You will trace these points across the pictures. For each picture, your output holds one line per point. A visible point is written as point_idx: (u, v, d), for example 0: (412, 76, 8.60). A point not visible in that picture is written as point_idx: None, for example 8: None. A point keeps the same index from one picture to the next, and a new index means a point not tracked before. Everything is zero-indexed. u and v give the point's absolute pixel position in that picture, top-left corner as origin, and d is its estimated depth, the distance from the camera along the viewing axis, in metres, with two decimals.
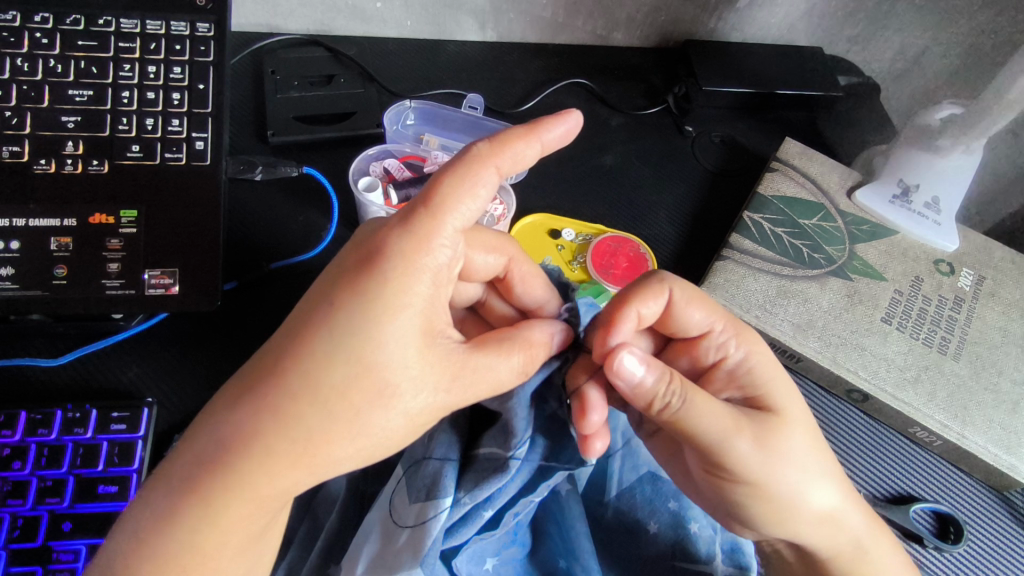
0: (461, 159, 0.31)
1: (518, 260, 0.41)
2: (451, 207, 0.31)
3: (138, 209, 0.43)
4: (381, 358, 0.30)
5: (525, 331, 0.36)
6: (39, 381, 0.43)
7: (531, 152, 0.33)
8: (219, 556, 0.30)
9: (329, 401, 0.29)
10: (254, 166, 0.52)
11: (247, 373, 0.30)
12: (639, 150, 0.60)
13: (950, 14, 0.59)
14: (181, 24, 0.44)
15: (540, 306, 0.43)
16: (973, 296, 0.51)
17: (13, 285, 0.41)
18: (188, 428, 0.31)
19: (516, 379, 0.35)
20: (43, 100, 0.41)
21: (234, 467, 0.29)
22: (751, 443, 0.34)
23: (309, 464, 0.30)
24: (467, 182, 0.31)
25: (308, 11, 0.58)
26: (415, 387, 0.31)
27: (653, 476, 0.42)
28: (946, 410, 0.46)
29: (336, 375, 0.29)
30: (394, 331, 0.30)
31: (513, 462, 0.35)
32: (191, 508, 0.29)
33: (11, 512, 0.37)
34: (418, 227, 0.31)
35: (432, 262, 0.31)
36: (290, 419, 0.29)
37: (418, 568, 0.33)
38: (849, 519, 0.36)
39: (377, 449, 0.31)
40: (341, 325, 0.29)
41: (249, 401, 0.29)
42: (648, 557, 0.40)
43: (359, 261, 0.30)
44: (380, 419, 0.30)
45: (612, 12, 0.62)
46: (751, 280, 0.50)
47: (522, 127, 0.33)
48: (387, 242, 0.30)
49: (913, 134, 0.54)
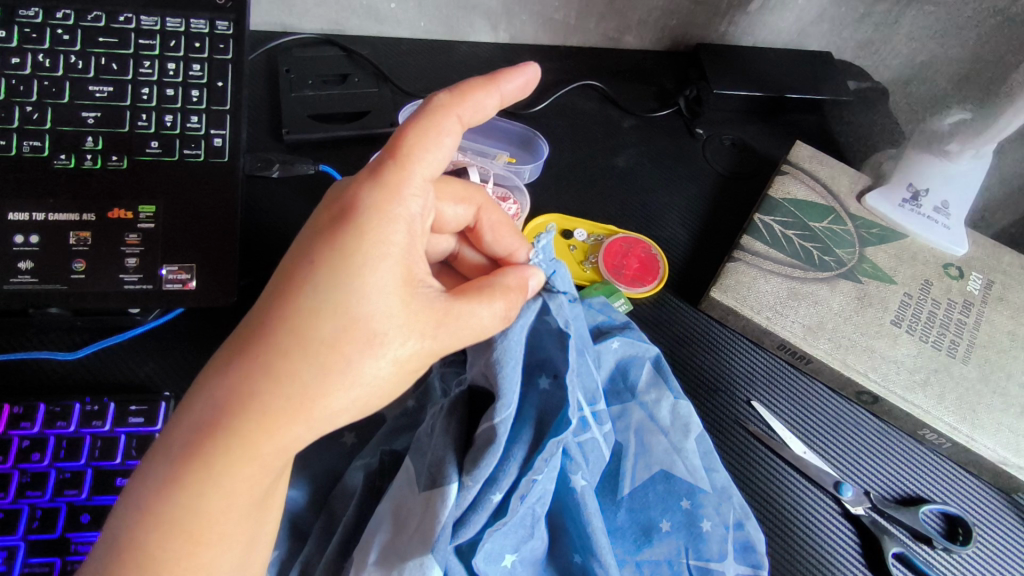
0: (425, 111, 0.34)
1: (487, 208, 0.42)
2: (419, 156, 0.33)
3: (156, 204, 0.43)
4: (366, 309, 0.31)
5: (501, 279, 0.36)
6: (57, 374, 0.43)
7: (491, 101, 0.37)
8: (223, 519, 0.30)
9: (319, 353, 0.30)
10: (271, 163, 0.53)
11: (236, 336, 0.31)
12: (649, 152, 0.61)
13: (958, 21, 0.59)
14: (200, 23, 0.44)
15: (511, 253, 0.43)
16: (982, 301, 0.51)
17: (31, 278, 0.42)
18: (182, 401, 0.31)
19: (499, 326, 0.35)
20: (64, 96, 0.42)
21: (233, 424, 0.29)
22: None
23: (306, 419, 0.30)
24: (432, 132, 0.34)
25: (322, 11, 0.59)
26: (402, 335, 0.32)
27: (666, 475, 0.42)
28: (957, 413, 0.46)
29: (325, 327, 0.30)
30: (376, 282, 0.31)
31: (501, 431, 0.34)
32: (192, 471, 0.29)
33: (30, 504, 0.38)
34: (387, 179, 0.33)
35: (405, 212, 0.33)
36: (283, 374, 0.30)
37: (429, 555, 0.33)
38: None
39: (371, 401, 0.32)
40: (323, 280, 0.31)
41: (241, 360, 0.30)
42: (662, 555, 0.40)
43: (333, 218, 0.33)
44: (370, 368, 0.31)
45: (624, 16, 0.63)
46: (761, 282, 0.50)
47: (482, 79, 0.37)
48: (360, 197, 0.33)
49: (920, 140, 0.55)
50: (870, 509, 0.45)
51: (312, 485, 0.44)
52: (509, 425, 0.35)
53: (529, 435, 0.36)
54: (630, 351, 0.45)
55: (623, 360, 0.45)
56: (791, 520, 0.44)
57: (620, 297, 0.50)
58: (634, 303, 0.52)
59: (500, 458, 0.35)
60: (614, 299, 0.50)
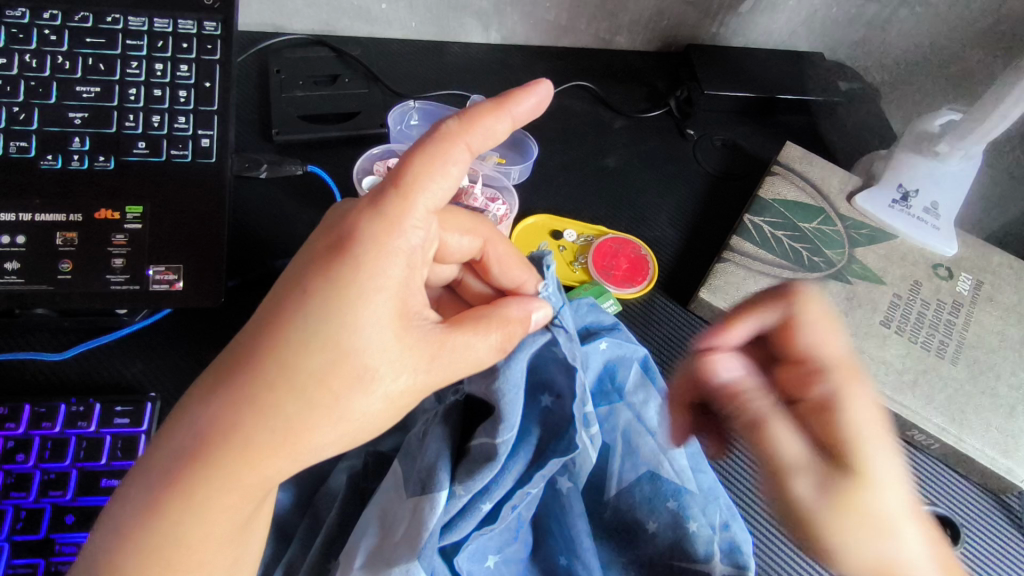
0: (431, 138, 0.32)
1: (494, 241, 0.41)
2: (422, 187, 0.32)
3: (143, 205, 0.43)
4: (358, 344, 0.30)
5: (501, 309, 0.36)
6: (43, 375, 0.43)
7: (502, 126, 0.34)
8: (205, 546, 0.31)
9: (307, 388, 0.30)
10: (259, 164, 0.53)
11: (222, 363, 0.30)
12: (641, 153, 0.61)
13: (949, 21, 0.59)
14: (188, 23, 0.44)
15: (519, 285, 0.41)
16: (971, 302, 0.51)
17: (17, 279, 0.42)
18: (165, 422, 0.31)
19: (495, 357, 0.35)
20: (51, 97, 0.42)
21: (213, 456, 0.29)
22: (817, 484, 0.35)
23: (290, 453, 0.30)
24: (438, 161, 0.32)
25: (313, 11, 0.59)
26: (394, 370, 0.31)
27: (653, 475, 0.42)
28: (945, 413, 0.46)
29: (313, 361, 0.30)
30: (370, 316, 0.30)
31: (502, 450, 0.34)
32: (172, 500, 0.29)
33: (14, 505, 0.38)
34: (388, 209, 0.31)
35: (405, 244, 0.31)
36: (267, 408, 0.29)
37: (415, 561, 0.33)
38: (906, 528, 0.35)
39: (358, 433, 0.32)
40: (314, 312, 0.30)
41: (226, 391, 0.29)
42: (647, 556, 0.41)
43: (329, 246, 0.31)
44: (360, 403, 0.31)
45: (615, 16, 0.63)
46: (750, 282, 0.50)
47: (490, 103, 0.34)
48: (358, 226, 0.31)
49: (910, 140, 0.55)
50: None
51: (299, 487, 0.44)
52: (510, 445, 0.35)
53: (530, 449, 0.36)
54: (618, 353, 0.45)
55: (611, 362, 0.45)
56: (782, 540, 0.44)
57: (609, 297, 0.50)
58: (623, 304, 0.52)
59: (497, 471, 0.35)
60: (603, 300, 0.50)
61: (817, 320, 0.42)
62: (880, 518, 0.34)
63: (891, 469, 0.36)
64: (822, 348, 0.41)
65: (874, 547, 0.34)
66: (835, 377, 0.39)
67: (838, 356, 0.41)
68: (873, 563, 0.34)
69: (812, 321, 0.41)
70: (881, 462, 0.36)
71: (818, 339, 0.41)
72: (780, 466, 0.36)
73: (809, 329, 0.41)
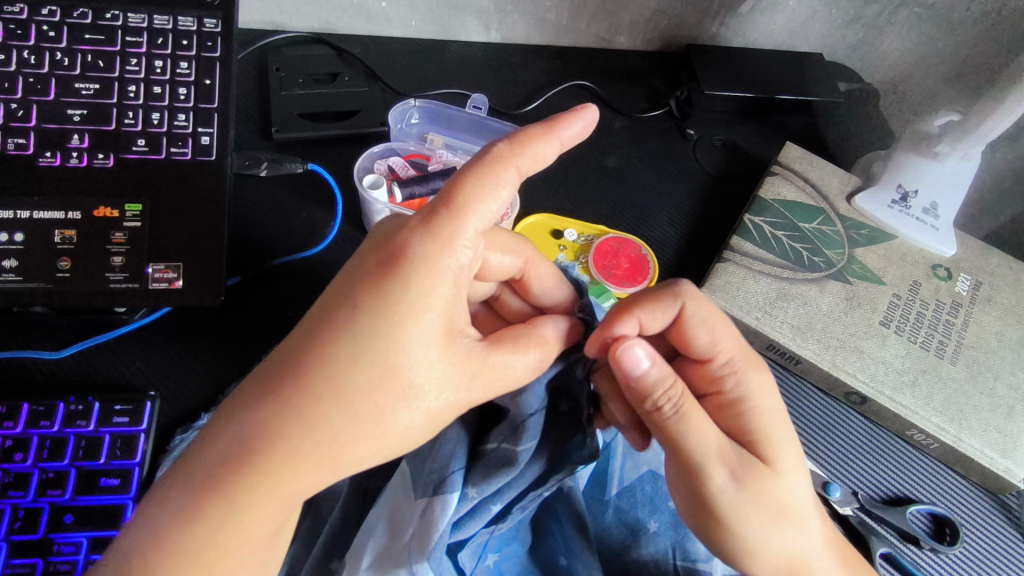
0: (482, 159, 0.31)
1: (534, 261, 0.41)
2: (473, 208, 0.31)
3: (143, 203, 0.43)
4: (403, 361, 0.30)
5: (538, 329, 0.36)
6: (43, 374, 0.43)
7: (550, 150, 0.33)
8: (239, 552, 0.30)
9: (353, 401, 0.29)
10: (260, 161, 0.52)
11: (268, 375, 0.30)
12: (641, 152, 0.61)
13: (949, 23, 0.60)
14: (187, 20, 0.44)
15: (557, 304, 0.42)
16: (969, 302, 0.51)
17: (15, 277, 0.41)
18: (202, 429, 0.31)
19: (530, 375, 0.35)
20: (49, 93, 0.41)
21: (257, 464, 0.29)
22: (730, 476, 0.34)
23: (333, 465, 0.30)
24: (488, 183, 0.31)
25: (312, 9, 0.58)
26: (438, 387, 0.31)
27: (653, 475, 0.44)
28: (944, 413, 0.46)
29: (361, 375, 0.29)
30: (417, 334, 0.30)
31: (523, 458, 0.35)
32: (210, 506, 0.29)
33: (11, 504, 0.37)
34: (439, 228, 0.30)
35: (453, 263, 0.30)
36: (314, 421, 0.29)
37: (424, 562, 0.34)
38: (812, 517, 0.36)
39: (397, 447, 0.31)
40: (364, 327, 0.29)
41: (274, 402, 0.29)
42: (648, 557, 0.42)
43: (381, 262, 0.30)
44: (403, 419, 0.30)
45: (615, 17, 0.63)
46: (751, 282, 0.50)
47: (541, 124, 0.33)
48: (409, 244, 0.30)
49: (910, 141, 0.55)
50: (859, 510, 0.45)
51: None
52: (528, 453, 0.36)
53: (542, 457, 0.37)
54: None
55: None
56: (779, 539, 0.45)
57: (611, 297, 0.51)
58: None
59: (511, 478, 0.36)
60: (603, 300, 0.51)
61: (708, 310, 0.37)
62: (793, 508, 0.36)
63: (800, 463, 0.37)
64: (723, 341, 0.37)
65: (782, 533, 0.35)
66: (743, 370, 0.37)
67: (738, 346, 0.37)
68: (786, 553, 0.36)
69: (702, 313, 0.36)
70: (790, 454, 0.36)
71: (716, 332, 0.37)
72: (697, 459, 0.34)
73: (705, 320, 0.37)
